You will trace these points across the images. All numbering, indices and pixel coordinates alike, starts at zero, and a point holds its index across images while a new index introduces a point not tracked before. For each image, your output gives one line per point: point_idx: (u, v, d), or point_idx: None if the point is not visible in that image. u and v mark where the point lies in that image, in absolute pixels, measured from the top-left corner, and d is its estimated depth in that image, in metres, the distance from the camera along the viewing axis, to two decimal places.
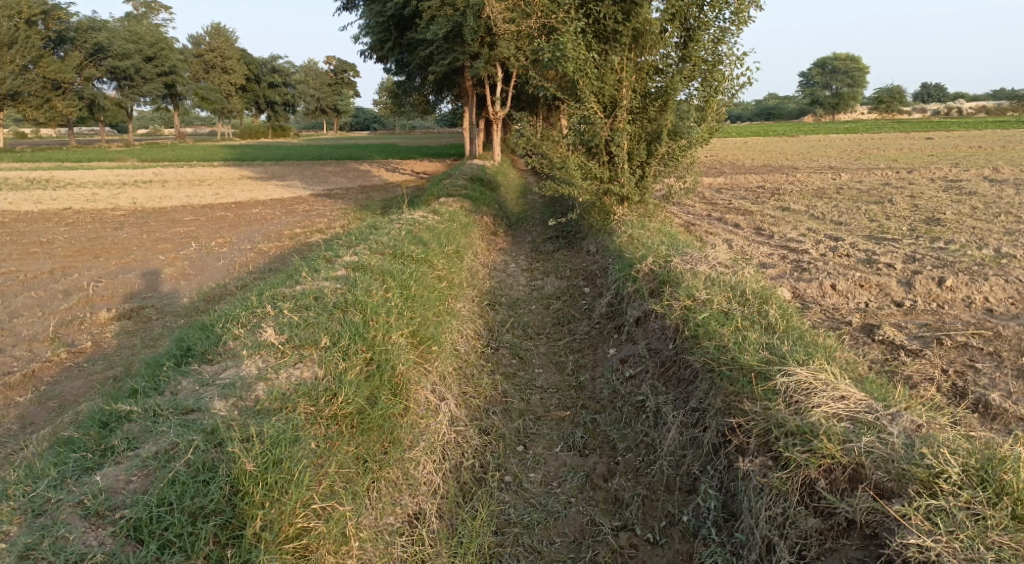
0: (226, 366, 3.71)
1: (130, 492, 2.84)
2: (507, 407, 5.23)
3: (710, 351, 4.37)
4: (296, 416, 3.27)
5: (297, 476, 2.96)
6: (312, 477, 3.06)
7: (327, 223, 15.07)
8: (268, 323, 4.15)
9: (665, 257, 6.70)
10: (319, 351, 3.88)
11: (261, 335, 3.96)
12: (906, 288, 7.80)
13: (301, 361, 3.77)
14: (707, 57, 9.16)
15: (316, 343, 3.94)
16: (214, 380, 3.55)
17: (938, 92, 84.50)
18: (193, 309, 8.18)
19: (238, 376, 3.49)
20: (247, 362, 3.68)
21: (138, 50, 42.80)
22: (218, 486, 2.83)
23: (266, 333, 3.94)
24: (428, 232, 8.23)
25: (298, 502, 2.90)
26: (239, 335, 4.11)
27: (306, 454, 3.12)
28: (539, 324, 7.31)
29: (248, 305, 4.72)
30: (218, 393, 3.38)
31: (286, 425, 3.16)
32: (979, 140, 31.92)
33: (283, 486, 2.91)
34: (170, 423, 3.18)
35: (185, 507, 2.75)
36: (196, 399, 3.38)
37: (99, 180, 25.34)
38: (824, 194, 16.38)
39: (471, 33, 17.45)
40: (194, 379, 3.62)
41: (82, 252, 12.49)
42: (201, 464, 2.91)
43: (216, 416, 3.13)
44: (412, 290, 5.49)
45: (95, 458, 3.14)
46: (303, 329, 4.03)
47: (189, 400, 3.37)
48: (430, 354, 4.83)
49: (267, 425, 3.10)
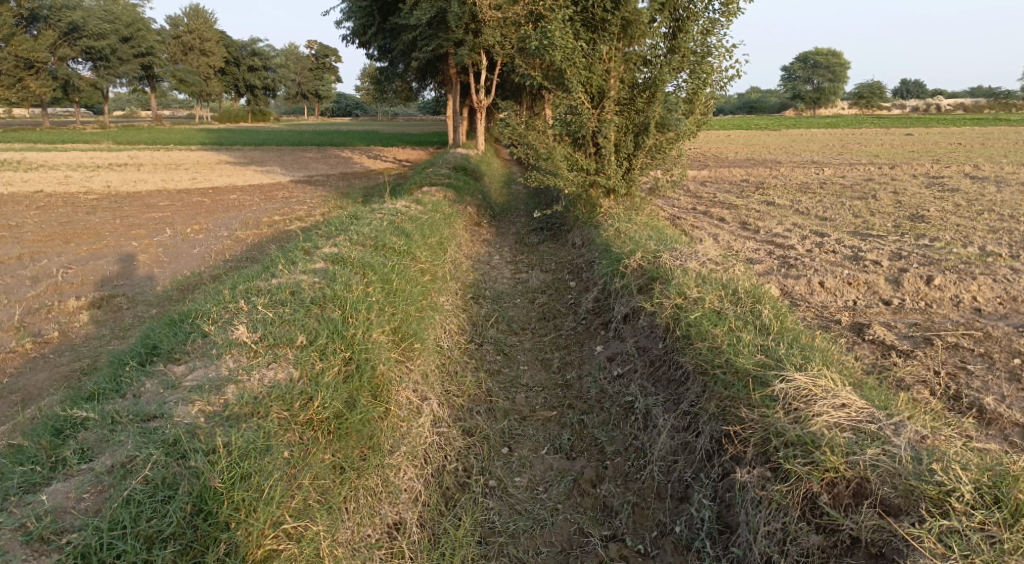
0: (195, 366, 3.50)
1: (80, 513, 2.63)
2: (491, 407, 5.07)
3: (704, 352, 4.24)
4: (268, 423, 3.07)
5: (268, 494, 2.78)
6: (285, 493, 2.87)
7: (307, 211, 14.75)
8: (240, 321, 3.93)
9: (654, 253, 6.54)
10: (295, 350, 3.68)
11: (232, 333, 3.74)
12: (894, 286, 7.75)
13: (275, 361, 3.56)
14: (696, 48, 8.99)
15: (291, 341, 3.72)
16: (180, 382, 3.34)
17: (918, 88, 85.30)
18: (167, 299, 7.89)
19: (207, 378, 3.28)
20: (218, 364, 3.48)
21: (114, 30, 41.78)
22: (179, 506, 2.63)
23: (238, 331, 3.72)
24: (411, 223, 7.99)
25: (266, 522, 2.70)
26: (209, 333, 3.89)
27: (280, 466, 2.93)
28: (524, 319, 7.14)
29: (222, 299, 4.50)
30: (184, 397, 3.18)
31: (257, 434, 2.97)
32: (956, 138, 32.20)
33: (251, 504, 2.72)
34: (128, 432, 2.97)
35: (140, 531, 2.55)
36: (159, 404, 3.17)
37: (72, 162, 24.64)
38: (808, 189, 16.35)
39: (457, 19, 17.10)
40: (159, 382, 3.41)
41: (51, 236, 12.07)
42: (160, 481, 2.71)
43: (179, 425, 2.93)
44: (395, 284, 5.28)
45: (44, 472, 2.92)
46: (277, 326, 3.82)
47: (151, 406, 3.16)
48: (411, 352, 4.64)
49: (236, 434, 2.91)
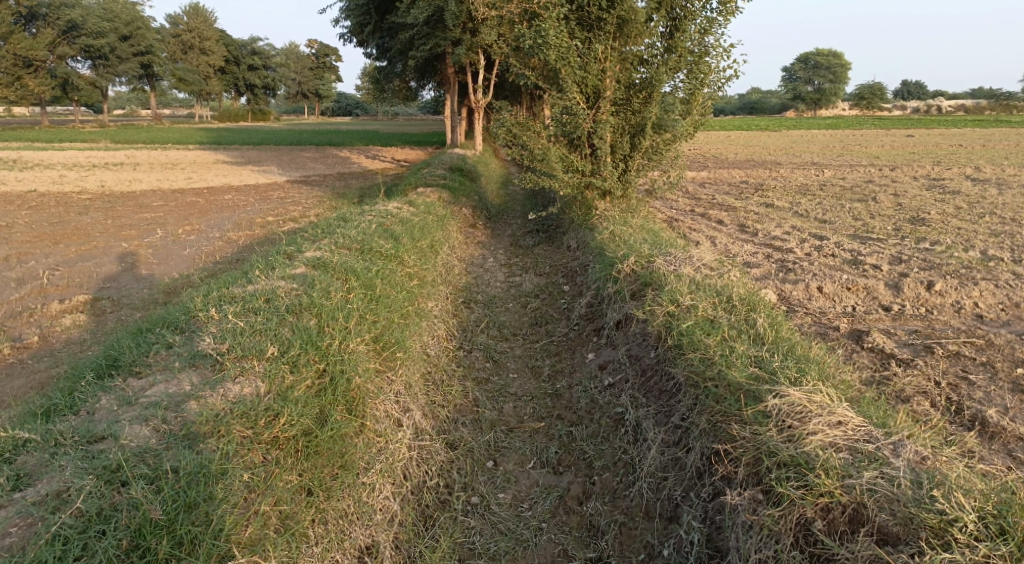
0: (154, 380, 3.36)
1: (4, 549, 2.51)
2: (478, 417, 4.91)
3: (697, 363, 4.07)
4: (227, 445, 2.92)
5: (217, 526, 2.66)
6: (239, 521, 2.73)
7: (301, 212, 14.59)
8: (208, 331, 3.78)
9: (648, 257, 6.37)
10: (265, 363, 3.52)
11: (198, 345, 3.62)
12: (894, 291, 7.59)
13: (242, 374, 3.41)
14: (694, 48, 8.83)
15: (261, 353, 3.56)
16: (137, 398, 3.21)
17: (919, 90, 85.10)
18: (153, 302, 7.73)
19: (165, 394, 3.15)
20: (180, 379, 3.35)
21: (113, 29, 41.61)
22: (112, 542, 2.53)
23: (204, 342, 3.59)
24: (401, 226, 7.82)
25: (211, 556, 2.61)
26: (175, 344, 3.73)
27: (235, 493, 2.80)
28: (515, 324, 6.97)
29: (196, 306, 4.35)
30: (136, 417, 3.04)
31: (211, 458, 2.83)
32: (957, 139, 31.98)
33: (194, 538, 2.62)
34: (70, 456, 2.83)
35: None
36: (109, 424, 3.02)
37: (68, 161, 24.48)
38: (808, 191, 16.17)
39: (454, 19, 16.94)
40: (113, 397, 3.27)
41: (41, 237, 11.92)
42: (95, 514, 2.61)
43: (123, 450, 2.82)
44: (378, 290, 5.11)
45: None
46: (247, 336, 3.66)
47: (101, 426, 3.02)
48: (393, 361, 4.47)
49: (185, 459, 2.80)
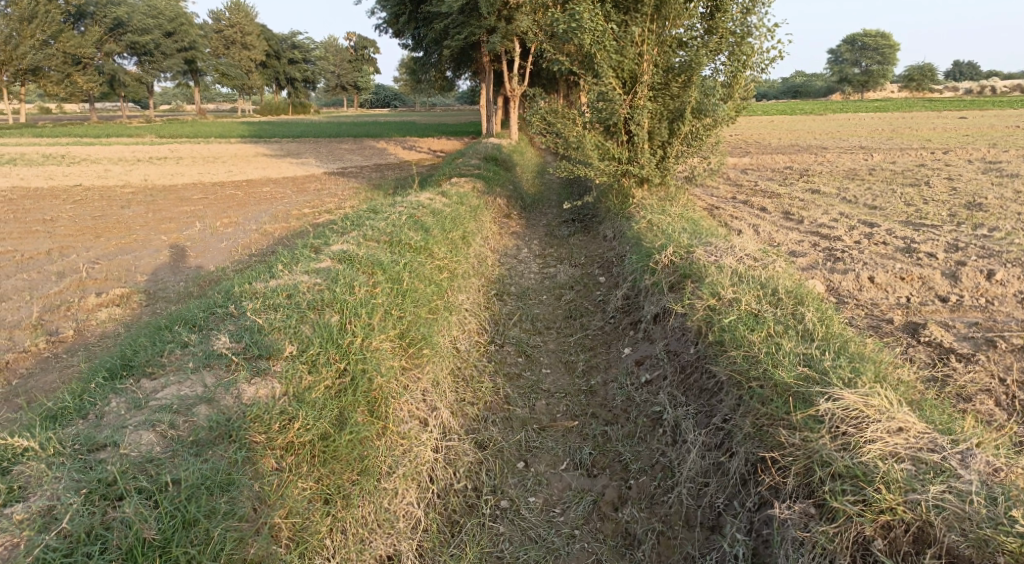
0: (166, 381, 3.25)
1: None
2: (508, 415, 4.73)
3: (741, 362, 3.80)
4: (232, 456, 2.84)
5: (218, 544, 2.58)
6: (243, 539, 2.64)
7: (336, 203, 14.60)
8: (227, 330, 3.68)
9: (687, 248, 6.07)
10: (282, 362, 3.41)
11: (214, 344, 3.51)
12: (951, 281, 7.13)
13: (258, 375, 3.30)
14: (735, 28, 8.42)
15: (279, 352, 3.45)
16: (146, 401, 3.10)
17: (971, 69, 81.52)
18: (186, 296, 7.74)
19: (176, 397, 3.05)
20: (194, 379, 3.24)
21: (157, 26, 42.48)
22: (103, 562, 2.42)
23: (220, 341, 3.49)
24: (433, 217, 7.64)
25: None
26: (190, 343, 3.63)
27: (242, 505, 2.72)
28: (549, 317, 6.76)
29: (219, 303, 4.27)
30: (142, 423, 2.93)
31: (214, 471, 2.74)
32: (1013, 120, 30.40)
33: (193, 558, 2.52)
34: (66, 466, 2.70)
35: None
36: (114, 429, 2.92)
37: (114, 156, 25.08)
38: (856, 176, 15.50)
39: (488, 6, 16.68)
40: (123, 399, 3.16)
41: (83, 231, 12.15)
42: (84, 533, 2.48)
43: (121, 462, 2.70)
44: (405, 284, 4.96)
45: None
46: (266, 334, 3.55)
47: (104, 432, 2.90)
48: (419, 358, 4.32)
49: (188, 471, 2.71)
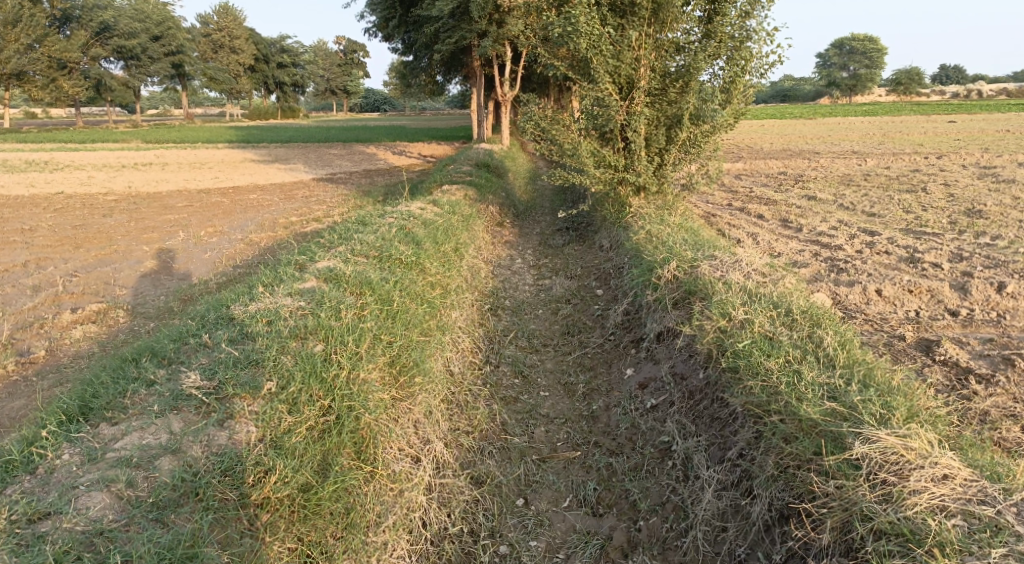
0: (127, 428, 3.03)
1: None
2: (505, 445, 4.43)
3: (759, 393, 3.52)
4: (195, 520, 2.67)
5: None
6: None
7: (324, 211, 14.27)
8: (198, 364, 3.42)
9: (691, 261, 5.79)
10: (260, 402, 3.14)
11: (183, 382, 3.25)
12: (961, 294, 6.88)
13: (233, 419, 3.05)
14: (734, 32, 8.14)
15: (256, 389, 3.18)
16: (102, 453, 2.90)
17: (958, 73, 82.17)
18: (167, 312, 7.39)
19: (135, 449, 2.86)
20: (159, 425, 3.03)
21: (144, 30, 41.91)
22: None
23: (190, 379, 3.22)
24: (424, 228, 7.32)
25: None
26: (157, 380, 3.37)
27: None
28: (546, 334, 6.44)
29: (194, 330, 3.99)
30: (93, 485, 2.73)
31: (173, 541, 2.56)
32: (1002, 124, 30.46)
33: None
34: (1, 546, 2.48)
35: None
36: (63, 491, 2.71)
37: (98, 162, 24.58)
38: (852, 182, 15.30)
39: (479, 10, 16.39)
40: (78, 450, 2.94)
41: (62, 241, 11.76)
42: None
43: (59, 543, 2.49)
44: (396, 305, 4.64)
45: None
46: (242, 370, 3.29)
47: (49, 497, 2.67)
48: (410, 387, 4.01)
49: (142, 544, 2.53)
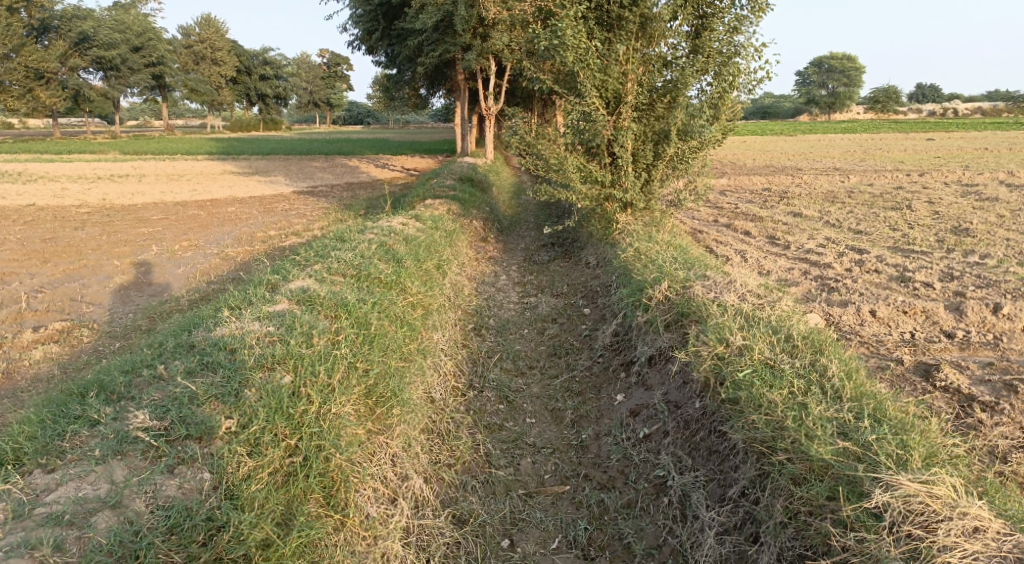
0: (63, 477, 2.75)
1: None
2: (489, 479, 4.15)
3: (763, 427, 3.30)
4: None
5: None
6: None
7: (304, 225, 13.93)
8: (150, 400, 3.12)
9: (683, 281, 5.56)
10: (216, 445, 2.85)
11: (132, 422, 2.95)
12: (956, 315, 6.74)
13: (187, 465, 2.79)
14: (722, 48, 8.00)
15: (214, 429, 2.89)
16: (30, 509, 2.61)
17: (932, 93, 83.90)
18: (135, 331, 7.00)
19: (71, 503, 2.59)
20: (98, 474, 2.75)
21: (124, 40, 41.35)
22: None
23: (138, 418, 2.93)
24: (405, 244, 7.03)
25: None
26: (103, 421, 3.07)
27: None
28: (532, 356, 6.15)
29: (151, 358, 3.70)
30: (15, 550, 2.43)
31: None
32: (977, 142, 30.92)
33: None
34: None
35: None
36: None
37: (73, 173, 24.01)
38: (836, 199, 15.29)
39: (463, 23, 16.23)
40: (3, 505, 2.65)
41: (30, 255, 11.30)
42: None
43: None
44: (373, 329, 4.34)
45: None
46: (198, 406, 2.99)
47: None
48: (387, 420, 3.73)
49: None
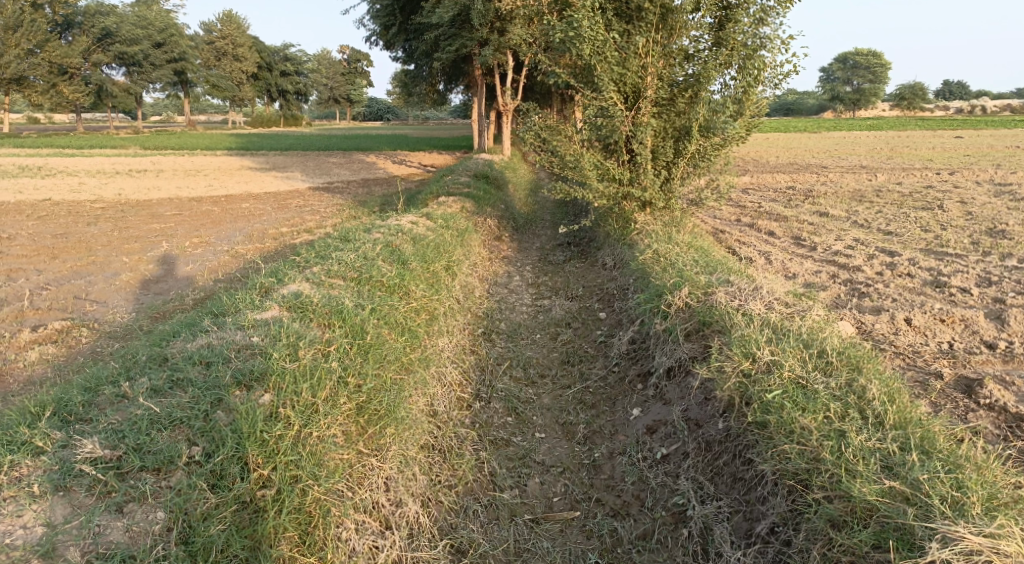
0: None
1: None
2: (493, 502, 3.83)
3: (796, 458, 3.02)
4: None
5: None
6: None
7: (317, 222, 13.72)
8: (106, 423, 2.98)
9: (705, 286, 5.18)
10: (176, 477, 2.76)
11: (82, 450, 2.79)
12: (998, 324, 6.27)
13: (139, 502, 2.67)
14: (748, 40, 7.56)
15: (174, 461, 2.80)
16: None
17: (960, 90, 82.09)
18: (135, 331, 6.79)
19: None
20: (33, 514, 2.58)
21: (147, 36, 41.55)
22: None
23: (89, 447, 2.79)
24: (412, 244, 6.74)
25: None
26: (52, 447, 2.85)
27: None
28: (544, 363, 5.78)
29: (117, 375, 3.49)
30: None
31: None
32: (1008, 140, 29.99)
33: None
34: None
35: None
36: None
37: (92, 168, 24.04)
38: (863, 198, 14.75)
39: (481, 17, 15.88)
40: None
41: (39, 251, 11.17)
42: None
43: None
44: (370, 338, 4.04)
45: None
46: (159, 433, 2.89)
47: None
48: (381, 439, 3.42)
49: None
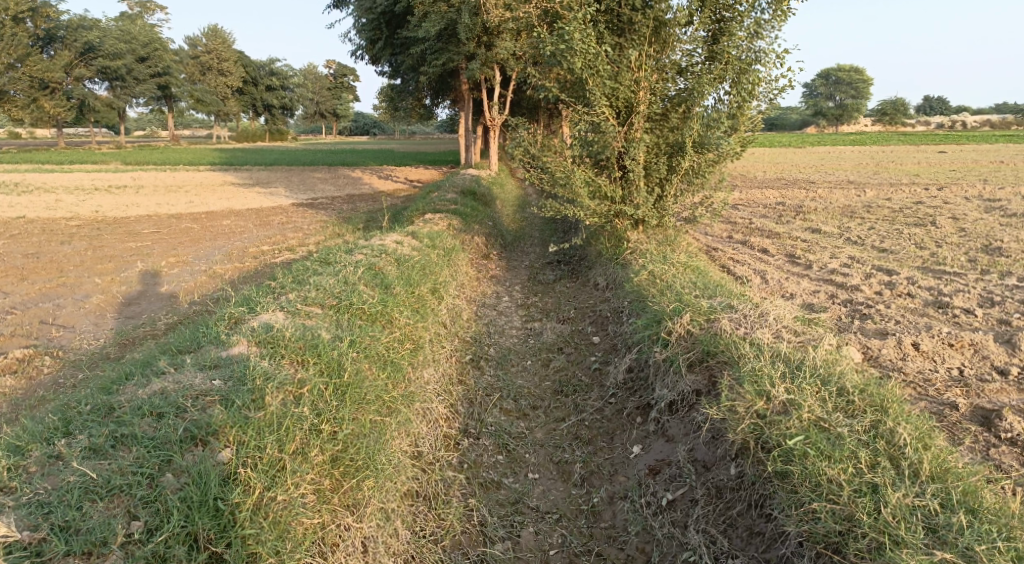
0: None
1: None
2: (483, 557, 3.47)
3: (826, 519, 2.78)
4: None
5: None
6: None
7: (299, 240, 13.33)
8: (30, 495, 2.60)
9: (708, 313, 4.86)
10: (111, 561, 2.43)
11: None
12: (1008, 348, 6.00)
13: None
14: (741, 54, 7.31)
15: (108, 542, 2.46)
16: None
17: (940, 105, 83.36)
18: (99, 360, 6.36)
19: None
20: None
21: (130, 50, 41.04)
22: None
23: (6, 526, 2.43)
24: (396, 266, 6.38)
25: None
26: None
27: None
28: (536, 394, 5.42)
29: (54, 427, 3.11)
30: None
31: None
32: (989, 156, 30.26)
33: None
34: None
35: None
36: None
37: (71, 184, 23.48)
38: (854, 214, 14.58)
39: (467, 31, 15.61)
40: None
41: (7, 272, 10.69)
42: None
43: None
44: (347, 375, 3.67)
45: None
46: (93, 507, 2.55)
47: None
48: (358, 494, 3.07)
49: None
